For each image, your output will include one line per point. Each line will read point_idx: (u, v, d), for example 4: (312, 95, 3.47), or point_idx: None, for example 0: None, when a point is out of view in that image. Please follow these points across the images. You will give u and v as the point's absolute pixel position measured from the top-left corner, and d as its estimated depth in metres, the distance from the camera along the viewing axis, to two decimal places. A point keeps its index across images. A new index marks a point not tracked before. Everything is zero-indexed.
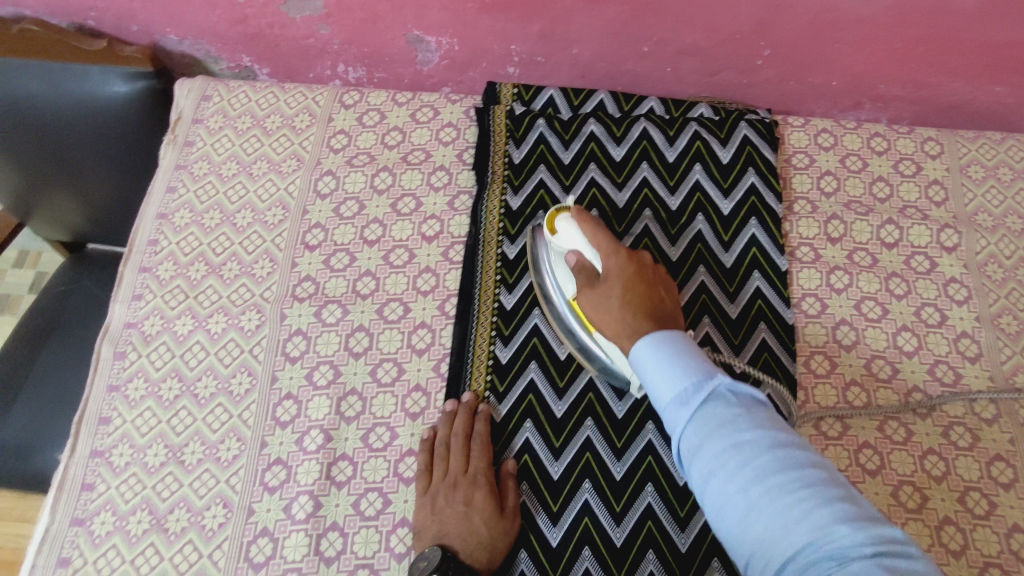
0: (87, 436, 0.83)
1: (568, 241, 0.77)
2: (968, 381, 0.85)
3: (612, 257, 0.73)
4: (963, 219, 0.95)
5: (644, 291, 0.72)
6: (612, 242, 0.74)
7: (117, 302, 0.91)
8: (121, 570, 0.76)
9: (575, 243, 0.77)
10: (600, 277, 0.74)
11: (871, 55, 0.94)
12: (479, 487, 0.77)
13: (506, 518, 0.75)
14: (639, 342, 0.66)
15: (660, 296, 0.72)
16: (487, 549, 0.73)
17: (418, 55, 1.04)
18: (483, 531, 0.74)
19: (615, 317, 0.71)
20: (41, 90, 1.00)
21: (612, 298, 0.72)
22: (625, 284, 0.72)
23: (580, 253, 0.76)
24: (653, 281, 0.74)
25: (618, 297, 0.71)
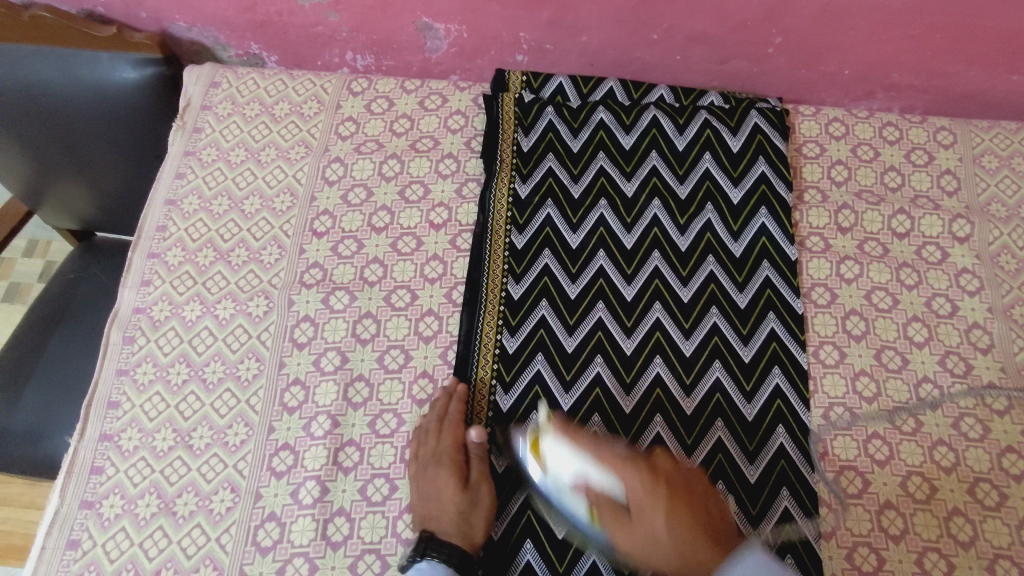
0: (96, 420, 0.83)
1: (569, 467, 0.70)
2: (979, 372, 0.84)
3: (635, 483, 0.68)
4: (976, 209, 0.94)
5: (683, 502, 0.68)
6: (623, 463, 0.69)
7: (126, 287, 0.91)
8: (130, 553, 0.77)
9: (579, 468, 0.69)
10: (628, 507, 0.68)
11: (885, 43, 0.93)
12: (444, 466, 0.77)
13: (471, 491, 0.76)
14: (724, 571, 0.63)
15: (694, 497, 0.69)
16: (461, 525, 0.74)
17: (427, 43, 1.03)
18: (453, 509, 0.75)
19: (673, 557, 0.66)
20: (52, 76, 1.00)
21: (656, 528, 0.66)
22: (663, 499, 0.67)
23: (591, 479, 0.69)
24: (679, 479, 0.70)
25: (663, 515, 0.66)
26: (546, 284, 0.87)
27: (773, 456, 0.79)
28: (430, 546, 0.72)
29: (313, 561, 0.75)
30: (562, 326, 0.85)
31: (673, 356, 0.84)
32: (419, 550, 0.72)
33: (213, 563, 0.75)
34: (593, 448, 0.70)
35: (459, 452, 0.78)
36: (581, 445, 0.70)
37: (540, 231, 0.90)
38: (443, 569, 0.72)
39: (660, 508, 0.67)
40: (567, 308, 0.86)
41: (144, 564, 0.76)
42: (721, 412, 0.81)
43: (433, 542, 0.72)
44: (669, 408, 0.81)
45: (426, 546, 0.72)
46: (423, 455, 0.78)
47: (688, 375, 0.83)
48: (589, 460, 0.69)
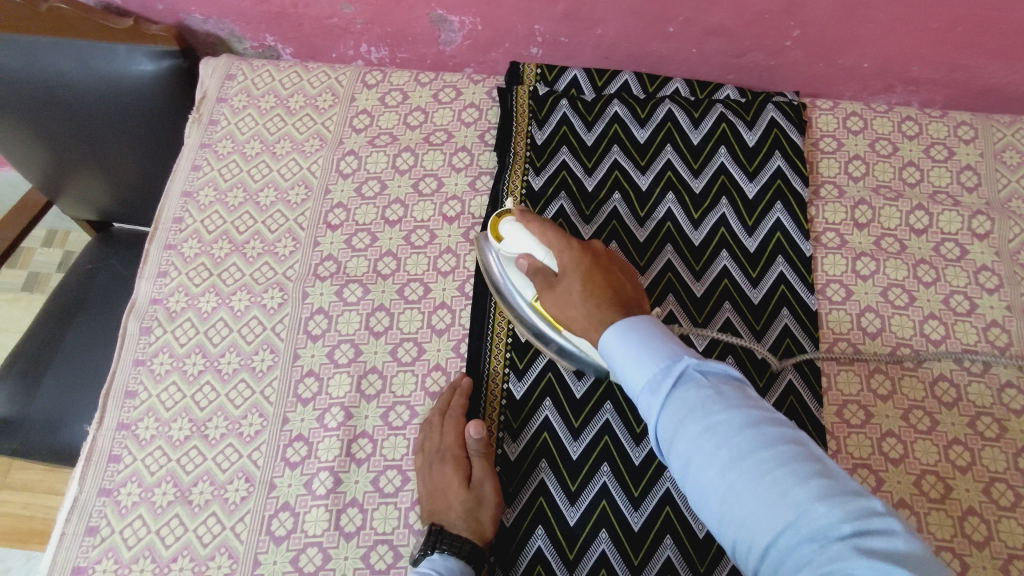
0: (114, 409, 0.85)
1: (517, 244, 0.75)
2: (998, 371, 0.83)
3: (565, 253, 0.70)
4: (996, 206, 0.92)
5: (605, 278, 0.67)
6: (561, 238, 0.71)
7: (143, 278, 0.92)
8: (147, 540, 0.78)
9: (525, 246, 0.74)
10: (557, 275, 0.70)
11: (905, 36, 0.92)
12: (446, 461, 0.76)
13: (476, 488, 0.75)
14: (607, 330, 0.62)
15: (619, 281, 0.68)
16: (468, 519, 0.73)
17: (441, 35, 1.03)
18: (459, 502, 0.74)
19: (581, 315, 0.66)
20: (70, 68, 1.01)
21: (573, 292, 0.67)
22: (583, 274, 0.68)
23: (532, 256, 0.73)
24: (614, 270, 0.69)
25: (580, 285, 0.67)
26: None
27: None
28: (439, 539, 0.72)
29: (327, 551, 0.76)
30: None
31: None
32: (430, 543, 0.72)
33: (229, 552, 0.76)
34: (541, 227, 0.73)
35: (461, 447, 0.77)
36: (532, 225, 0.74)
37: (553, 224, 0.90)
38: (455, 562, 0.71)
39: (580, 275, 0.67)
40: None
41: (161, 551, 0.77)
42: None
43: (443, 536, 0.72)
44: None
45: (436, 539, 0.72)
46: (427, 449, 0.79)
47: None
48: (534, 239, 0.73)
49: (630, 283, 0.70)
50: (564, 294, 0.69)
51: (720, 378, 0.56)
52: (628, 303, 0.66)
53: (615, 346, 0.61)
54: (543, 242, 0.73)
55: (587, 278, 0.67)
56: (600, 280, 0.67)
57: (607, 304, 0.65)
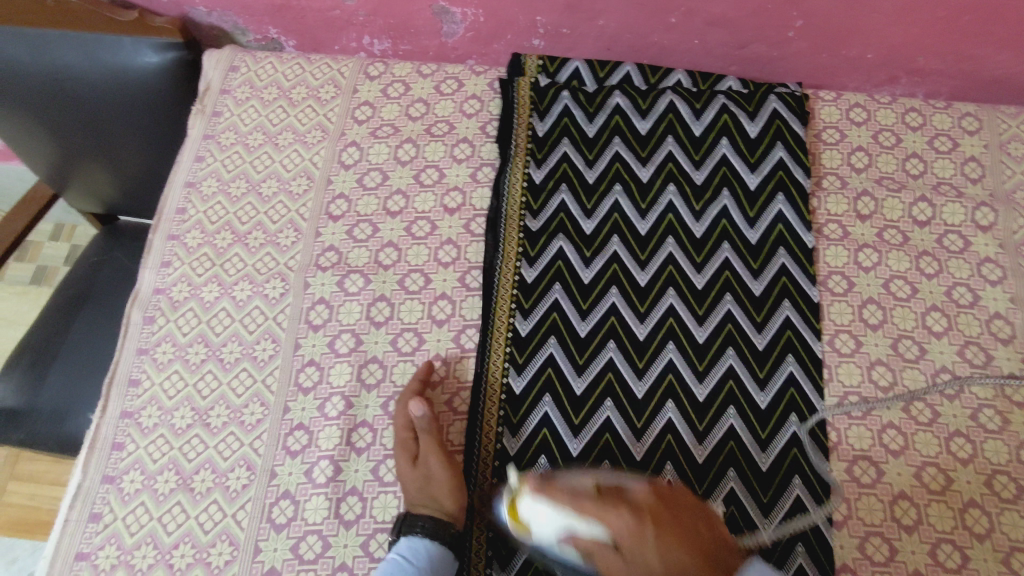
0: (117, 397, 0.85)
1: (548, 524, 0.62)
2: (1000, 363, 0.83)
3: (622, 526, 0.59)
4: (1000, 197, 0.92)
5: (680, 538, 0.59)
6: (607, 509, 0.60)
7: (146, 268, 0.93)
8: (149, 527, 0.78)
9: (560, 525, 0.61)
10: (620, 550, 0.59)
11: (909, 26, 0.91)
12: (397, 447, 0.78)
13: (423, 465, 0.76)
14: None
15: (692, 532, 0.61)
16: (425, 500, 0.76)
17: (443, 27, 1.03)
18: (412, 484, 0.76)
19: None
20: (75, 61, 1.01)
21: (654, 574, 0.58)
22: (657, 547, 0.58)
23: (577, 534, 0.61)
24: (679, 520, 0.61)
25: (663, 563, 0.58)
26: (560, 268, 0.87)
27: (786, 444, 0.79)
28: (406, 524, 0.74)
29: (326, 539, 0.76)
30: (574, 310, 0.85)
31: (685, 341, 0.83)
32: (397, 529, 0.75)
33: (230, 539, 0.77)
34: (571, 500, 0.62)
35: (407, 429, 0.78)
36: (557, 499, 0.62)
37: (554, 217, 0.90)
38: (423, 543, 0.74)
39: (656, 552, 0.58)
40: (580, 293, 0.86)
41: (163, 538, 0.78)
42: (733, 400, 0.81)
43: (409, 520, 0.75)
44: (682, 395, 0.81)
45: (402, 525, 0.74)
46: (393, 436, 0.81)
47: (702, 362, 0.82)
48: (569, 514, 0.61)
49: (703, 523, 0.62)
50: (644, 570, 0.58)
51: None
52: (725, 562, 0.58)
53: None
54: (580, 515, 0.60)
55: (665, 546, 0.58)
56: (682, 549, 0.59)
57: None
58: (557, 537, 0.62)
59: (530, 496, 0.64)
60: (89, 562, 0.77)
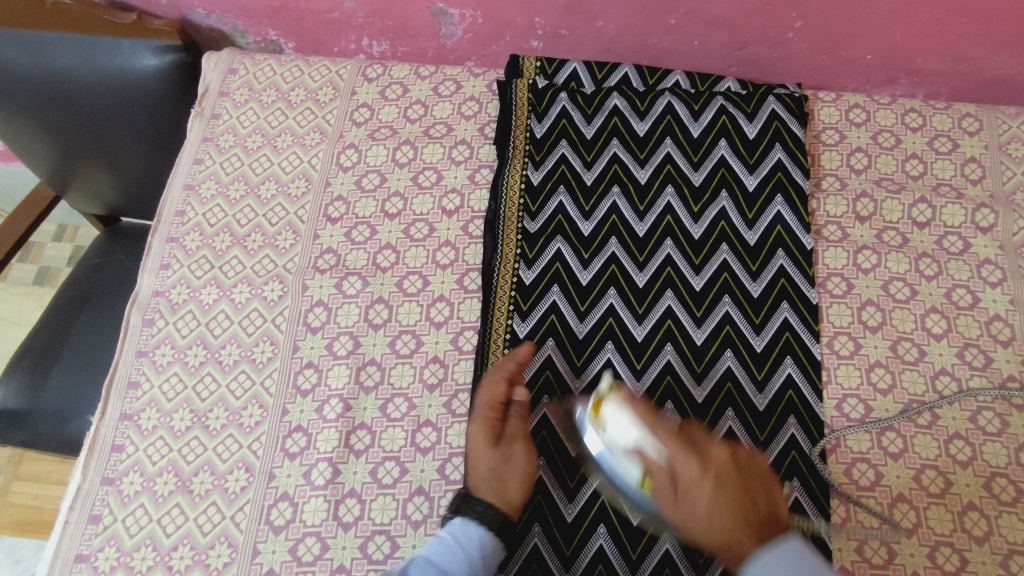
0: (117, 399, 0.86)
1: (625, 437, 0.67)
2: (999, 365, 0.83)
3: (688, 465, 0.64)
4: (1001, 198, 0.91)
5: (734, 493, 0.64)
6: (682, 446, 0.65)
7: (146, 270, 0.93)
8: (149, 529, 0.79)
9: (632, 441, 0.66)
10: (676, 480, 0.65)
11: (909, 27, 0.91)
12: (477, 424, 0.75)
13: (504, 450, 0.74)
14: (756, 553, 0.60)
15: (749, 493, 0.65)
16: (493, 484, 0.73)
17: (442, 28, 1.03)
18: (487, 466, 0.73)
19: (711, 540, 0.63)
20: (75, 64, 1.01)
21: (701, 510, 0.63)
22: (714, 493, 0.63)
23: (643, 454, 0.66)
24: (740, 482, 0.65)
25: (712, 510, 0.63)
26: (558, 269, 0.87)
27: (785, 445, 0.78)
28: (465, 504, 0.72)
29: (325, 541, 0.77)
30: (573, 311, 0.85)
31: (683, 343, 0.83)
32: (453, 507, 0.72)
33: (228, 541, 0.77)
34: (654, 425, 0.66)
35: (493, 409, 0.75)
36: (641, 418, 0.66)
37: (553, 218, 0.90)
38: (477, 529, 0.70)
39: (710, 495, 0.63)
40: (578, 294, 0.86)
41: (162, 540, 0.78)
42: (731, 402, 0.80)
43: (468, 501, 0.72)
44: (680, 395, 0.81)
45: (461, 504, 0.72)
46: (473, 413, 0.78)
47: (700, 364, 0.82)
48: (645, 436, 0.65)
49: (761, 490, 0.66)
50: (689, 507, 0.64)
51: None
52: (768, 530, 0.63)
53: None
54: (654, 441, 0.65)
55: (716, 496, 0.63)
56: (733, 504, 0.63)
57: (748, 540, 0.62)
58: (623, 449, 0.67)
59: (619, 404, 0.68)
60: (89, 564, 0.78)
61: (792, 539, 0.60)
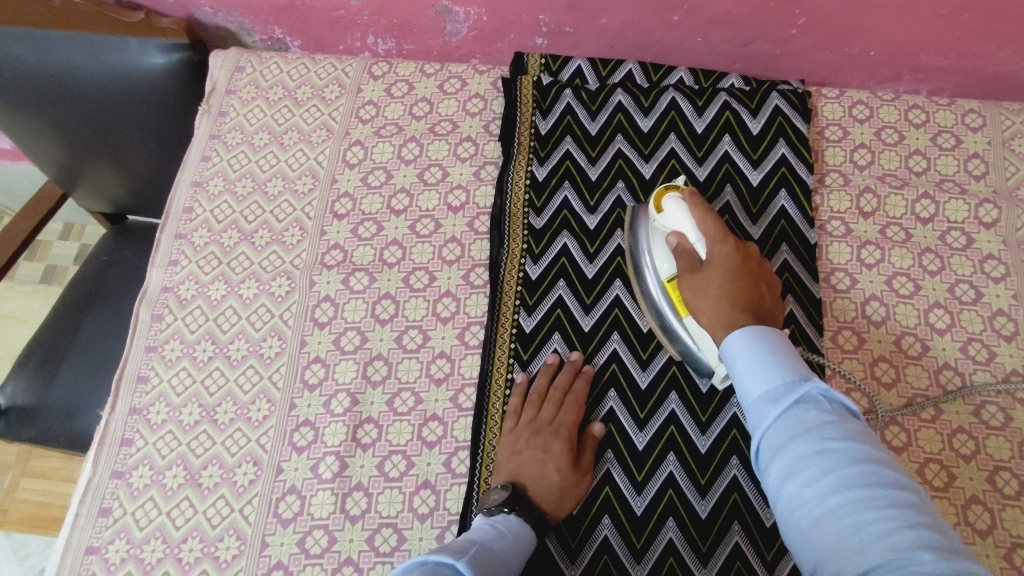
0: (126, 394, 0.87)
1: (676, 221, 0.75)
2: (1002, 359, 0.83)
3: (721, 251, 0.71)
4: (1004, 194, 0.92)
5: (746, 284, 0.70)
6: (723, 236, 0.71)
7: (154, 266, 0.94)
8: (158, 521, 0.80)
9: (681, 226, 0.74)
10: (703, 263, 0.72)
11: (912, 23, 0.91)
12: (559, 437, 0.78)
13: (576, 472, 0.77)
14: (737, 332, 0.64)
15: (759, 290, 0.70)
16: (556, 496, 0.75)
17: (447, 26, 1.04)
18: (556, 477, 0.75)
19: (713, 315, 0.69)
20: (83, 63, 1.02)
21: (712, 288, 0.69)
22: (729, 276, 0.69)
23: (683, 236, 0.74)
24: (756, 279, 0.71)
25: (722, 291, 0.69)
26: (564, 264, 0.88)
27: None
28: (522, 502, 0.72)
29: (332, 534, 0.77)
30: (578, 305, 0.86)
31: None
32: (509, 501, 0.71)
33: (237, 534, 0.78)
34: (704, 214, 0.73)
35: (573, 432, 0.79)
36: (695, 207, 0.73)
37: (558, 213, 0.90)
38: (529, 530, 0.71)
39: (727, 274, 0.69)
40: (584, 287, 0.87)
41: (172, 532, 0.79)
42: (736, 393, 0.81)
43: (526, 501, 0.72)
44: (685, 387, 0.81)
45: (517, 501, 0.71)
46: (523, 424, 0.80)
47: None
48: (692, 221, 0.73)
49: (768, 292, 0.71)
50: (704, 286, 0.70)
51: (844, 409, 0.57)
52: (761, 319, 0.68)
53: (744, 342, 0.63)
54: (699, 225, 0.72)
55: (730, 279, 0.69)
56: (744, 290, 0.69)
57: (739, 317, 0.67)
58: (670, 231, 0.76)
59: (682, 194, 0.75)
60: (99, 556, 0.79)
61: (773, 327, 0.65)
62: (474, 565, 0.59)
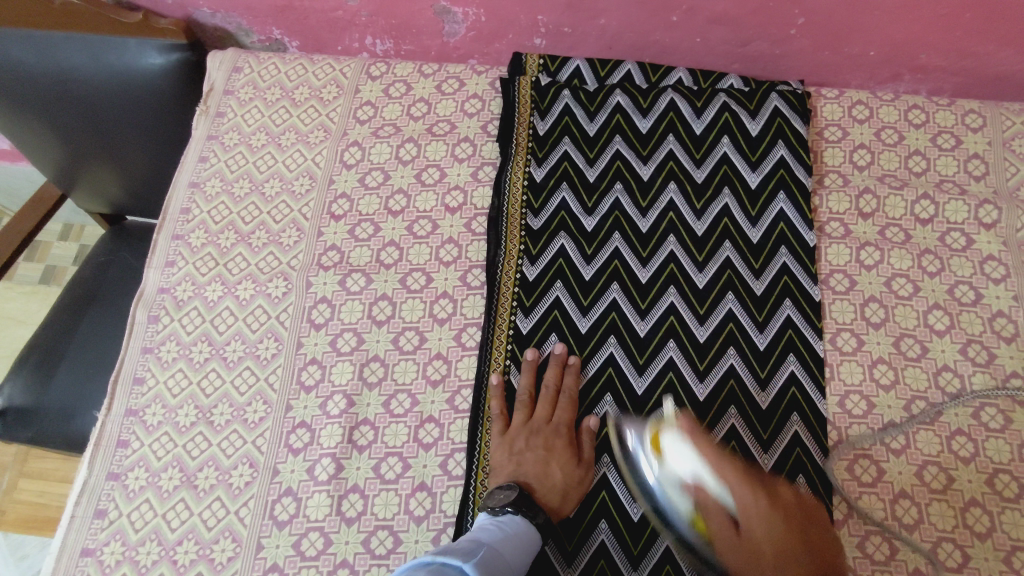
0: (122, 396, 0.87)
1: (686, 471, 0.68)
2: (1002, 361, 0.82)
3: (748, 500, 0.65)
4: (1004, 194, 0.91)
5: (793, 538, 0.64)
6: (741, 477, 0.66)
7: (151, 267, 0.94)
8: (154, 523, 0.79)
9: (694, 472, 0.67)
10: (740, 525, 0.65)
11: (912, 23, 0.91)
12: (559, 436, 0.79)
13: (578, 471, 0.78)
14: None
15: (805, 536, 0.65)
16: (558, 496, 0.76)
17: (445, 27, 1.04)
18: (557, 477, 0.77)
19: None
20: (82, 64, 1.02)
21: (762, 554, 0.63)
22: (771, 537, 0.63)
23: (701, 485, 0.67)
24: (795, 521, 0.66)
25: (776, 552, 0.63)
26: (562, 266, 0.87)
27: (788, 444, 0.79)
28: (526, 502, 0.72)
29: (328, 536, 0.77)
30: (575, 306, 0.86)
31: (687, 340, 0.84)
32: (514, 501, 0.72)
33: (232, 536, 0.78)
34: (712, 453, 0.67)
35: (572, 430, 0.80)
36: (702, 446, 0.67)
37: (555, 215, 0.90)
38: (533, 529, 0.71)
39: (771, 536, 0.64)
40: (581, 289, 0.86)
41: (167, 535, 0.79)
42: (734, 399, 0.81)
43: (529, 501, 0.73)
44: (682, 392, 0.81)
45: (521, 501, 0.72)
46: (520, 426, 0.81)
47: (702, 361, 0.82)
48: (704, 468, 0.67)
49: (812, 530, 0.67)
50: (748, 546, 0.64)
51: None
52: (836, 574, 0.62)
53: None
54: (715, 471, 0.67)
55: (776, 538, 0.64)
56: (796, 543, 0.63)
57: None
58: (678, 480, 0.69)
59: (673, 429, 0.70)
60: (95, 558, 0.78)
61: None
62: (482, 567, 0.61)
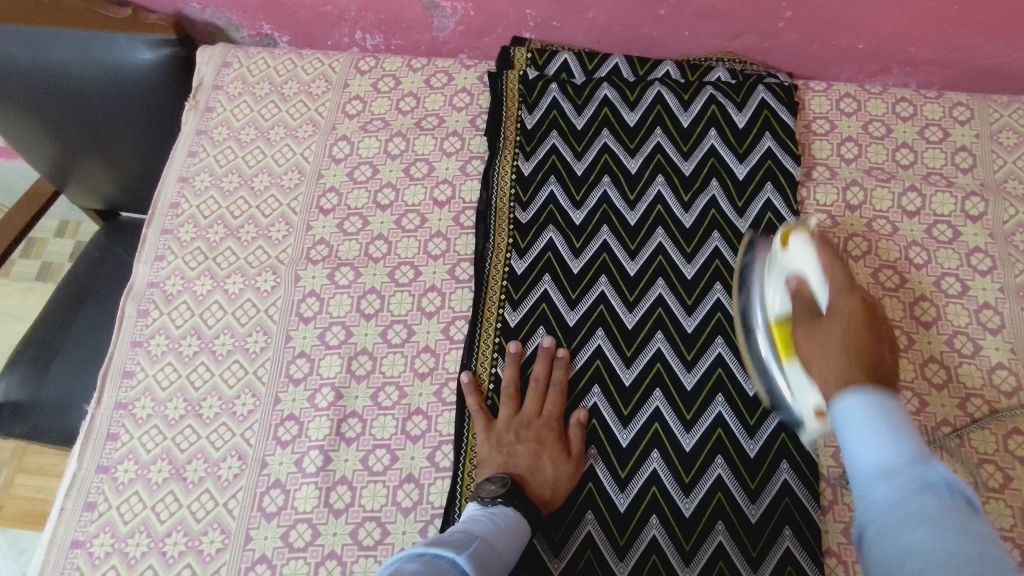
0: (112, 389, 0.87)
1: (799, 262, 0.73)
2: (988, 353, 0.83)
3: (844, 301, 0.68)
4: (991, 186, 0.91)
5: (867, 342, 0.64)
6: (846, 285, 0.69)
7: (140, 261, 0.94)
8: (143, 515, 0.80)
9: (803, 267, 0.73)
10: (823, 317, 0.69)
11: (899, 16, 0.91)
12: (551, 428, 0.79)
13: (569, 462, 0.78)
14: (851, 396, 0.58)
15: (881, 352, 0.64)
16: (549, 489, 0.76)
17: (434, 21, 1.04)
18: (548, 470, 0.77)
19: (827, 360, 0.64)
20: (72, 59, 1.03)
21: (830, 337, 0.66)
22: (849, 328, 0.65)
23: (804, 280, 0.72)
24: (880, 339, 0.65)
25: (835, 338, 0.65)
26: (550, 258, 0.88)
27: (774, 430, 0.79)
28: (517, 494, 0.72)
29: (316, 527, 0.77)
30: (563, 299, 0.86)
31: (674, 331, 0.84)
32: (504, 494, 0.72)
33: (221, 527, 0.78)
34: (830, 255, 0.71)
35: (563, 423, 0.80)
36: (824, 250, 0.72)
37: (543, 208, 0.90)
38: (524, 521, 0.71)
39: (846, 327, 0.66)
40: (570, 282, 0.87)
41: (156, 526, 0.79)
42: (722, 388, 0.81)
43: (520, 494, 0.72)
44: (669, 382, 0.82)
45: (510, 494, 0.72)
46: (509, 419, 0.80)
47: (690, 351, 0.83)
48: (817, 265, 0.71)
49: (889, 353, 0.65)
50: (817, 332, 0.68)
51: (970, 505, 0.49)
52: (881, 377, 0.61)
53: (860, 406, 0.57)
54: (823, 271, 0.71)
55: (851, 328, 0.65)
56: (861, 341, 0.64)
57: (848, 371, 0.61)
58: (793, 272, 0.74)
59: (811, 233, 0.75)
60: (84, 550, 0.79)
61: (886, 391, 0.58)
62: (475, 561, 0.61)
